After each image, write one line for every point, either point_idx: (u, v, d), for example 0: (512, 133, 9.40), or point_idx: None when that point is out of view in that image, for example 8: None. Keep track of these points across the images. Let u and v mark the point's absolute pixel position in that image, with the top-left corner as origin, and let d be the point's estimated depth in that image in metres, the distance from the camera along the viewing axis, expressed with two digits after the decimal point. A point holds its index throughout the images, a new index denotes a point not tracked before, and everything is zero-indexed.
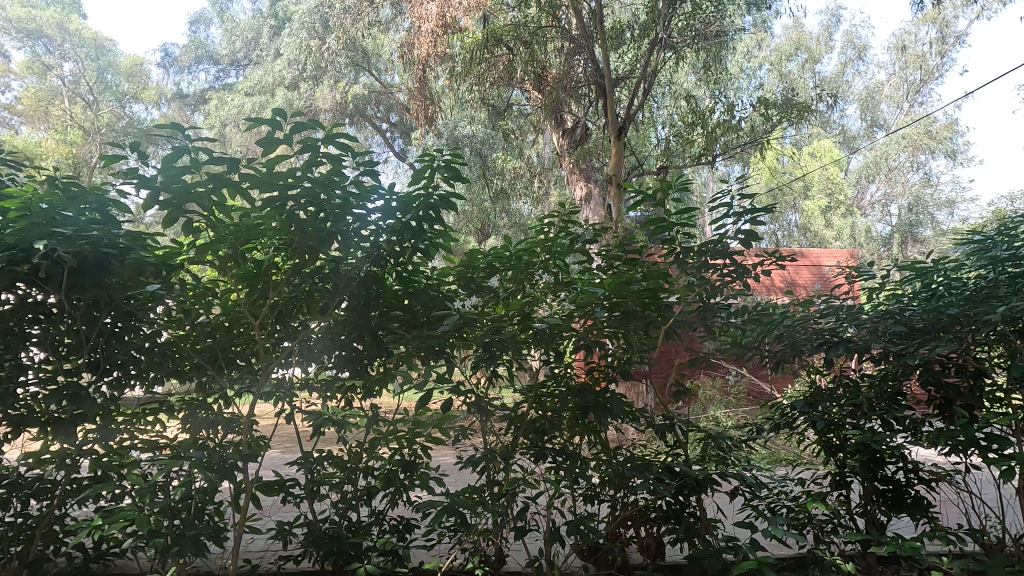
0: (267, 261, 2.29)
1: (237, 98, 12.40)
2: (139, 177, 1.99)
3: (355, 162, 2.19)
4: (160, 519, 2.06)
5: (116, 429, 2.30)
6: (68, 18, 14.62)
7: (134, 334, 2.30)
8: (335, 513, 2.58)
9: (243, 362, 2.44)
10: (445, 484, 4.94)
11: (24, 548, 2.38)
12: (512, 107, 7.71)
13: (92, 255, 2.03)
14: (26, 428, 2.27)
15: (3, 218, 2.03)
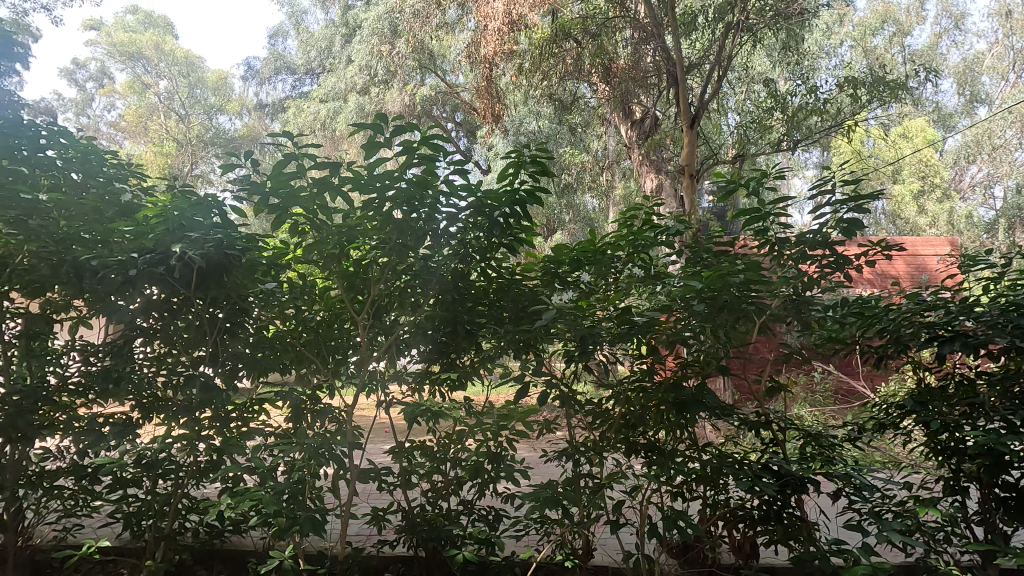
0: (364, 259, 2.41)
1: (312, 104, 13.02)
2: (251, 182, 2.15)
3: (447, 162, 2.26)
4: (282, 501, 2.20)
5: (230, 418, 2.52)
6: (163, 39, 15.79)
7: (244, 330, 2.43)
8: (427, 501, 2.67)
9: (341, 355, 2.59)
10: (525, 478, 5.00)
11: (155, 522, 2.57)
12: (579, 100, 7.63)
13: (216, 255, 2.21)
14: (156, 414, 2.50)
15: (144, 224, 2.26)
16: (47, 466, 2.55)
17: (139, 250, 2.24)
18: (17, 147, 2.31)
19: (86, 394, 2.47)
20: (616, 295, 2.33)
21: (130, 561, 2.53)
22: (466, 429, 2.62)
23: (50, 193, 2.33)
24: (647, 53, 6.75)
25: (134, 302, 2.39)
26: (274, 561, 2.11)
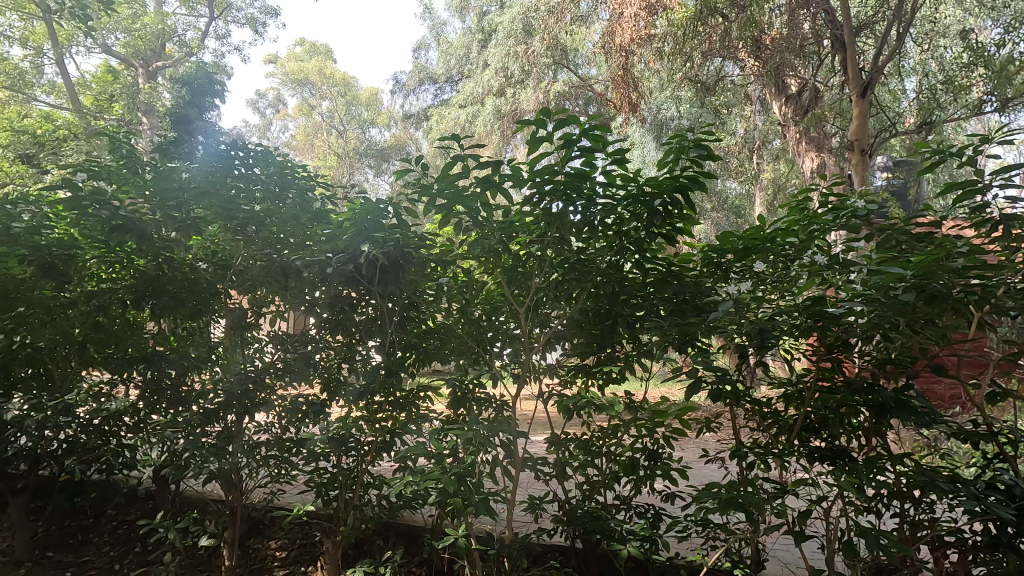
0: (523, 254, 2.47)
1: (452, 111, 13.71)
2: (422, 184, 2.30)
3: (607, 152, 2.22)
4: (458, 483, 2.29)
5: (403, 403, 2.77)
6: (324, 64, 17.75)
7: (415, 323, 2.71)
8: (584, 495, 2.65)
9: (497, 348, 2.70)
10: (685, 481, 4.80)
11: (343, 493, 2.87)
12: (725, 79, 7.10)
13: (395, 253, 2.43)
14: (339, 397, 2.78)
15: (336, 228, 2.57)
16: (256, 437, 2.90)
17: (332, 251, 2.54)
18: (234, 165, 2.64)
19: (284, 378, 2.77)
20: (808, 284, 2.07)
21: (326, 526, 2.86)
22: (620, 424, 2.55)
23: (262, 205, 2.65)
24: (805, 18, 6.05)
25: (317, 295, 2.68)
26: (450, 538, 2.29)
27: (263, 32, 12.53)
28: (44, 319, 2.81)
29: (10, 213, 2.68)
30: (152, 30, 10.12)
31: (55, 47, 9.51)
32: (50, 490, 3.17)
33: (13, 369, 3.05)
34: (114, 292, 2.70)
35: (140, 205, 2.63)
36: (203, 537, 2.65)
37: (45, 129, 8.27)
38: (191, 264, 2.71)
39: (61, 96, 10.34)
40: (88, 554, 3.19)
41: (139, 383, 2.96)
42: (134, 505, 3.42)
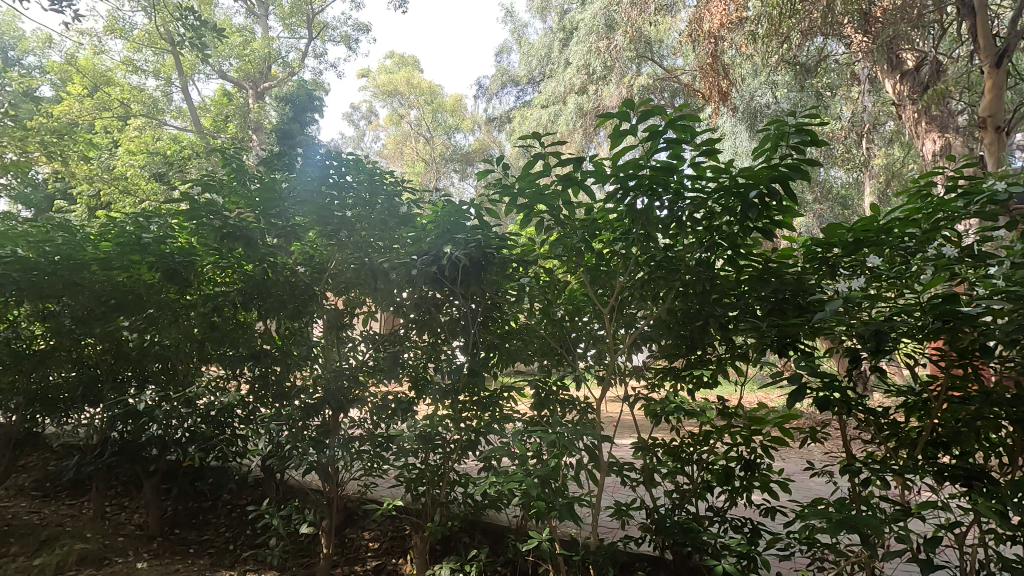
0: (606, 253, 2.40)
1: (534, 111, 13.76)
2: (503, 184, 2.30)
3: (695, 143, 2.09)
4: (541, 487, 2.24)
5: (487, 403, 2.79)
6: (412, 75, 18.35)
7: (498, 324, 2.74)
8: (674, 504, 2.53)
9: (580, 349, 2.66)
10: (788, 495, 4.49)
11: (430, 490, 2.94)
12: (828, 59, 6.55)
13: (477, 253, 2.48)
14: (427, 396, 2.86)
15: (421, 230, 2.65)
16: (350, 432, 3.00)
17: (417, 253, 2.63)
18: (328, 174, 2.79)
19: (375, 375, 2.89)
20: (935, 280, 1.81)
21: (415, 521, 2.94)
22: (713, 431, 2.40)
23: (353, 209, 2.79)
24: None
25: (403, 296, 2.77)
26: (534, 541, 2.25)
27: (357, 48, 13.26)
28: (171, 319, 3.16)
29: (143, 225, 3.04)
30: (259, 54, 11.06)
31: (181, 76, 10.65)
32: (177, 474, 3.53)
33: (147, 364, 3.42)
34: (226, 295, 2.98)
35: (247, 214, 2.85)
36: (304, 524, 2.81)
37: (174, 150, 9.29)
38: (291, 270, 2.90)
39: (186, 119, 11.56)
40: (208, 533, 3.51)
41: (249, 378, 3.23)
42: (246, 491, 3.73)
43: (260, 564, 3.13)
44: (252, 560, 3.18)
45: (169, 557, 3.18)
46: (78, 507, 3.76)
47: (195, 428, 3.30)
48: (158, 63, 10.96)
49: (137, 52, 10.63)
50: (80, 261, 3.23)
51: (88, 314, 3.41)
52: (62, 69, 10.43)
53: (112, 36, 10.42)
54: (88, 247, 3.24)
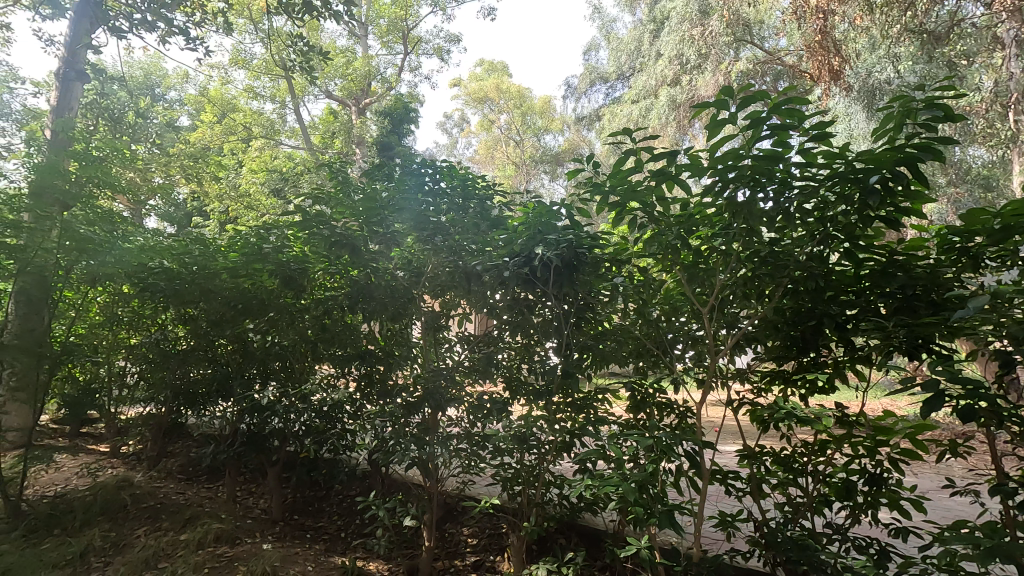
0: (704, 249, 2.28)
1: (624, 107, 13.49)
2: (594, 183, 2.25)
3: (803, 128, 1.93)
4: (640, 493, 2.13)
5: (581, 405, 2.79)
6: (501, 80, 18.53)
7: (591, 325, 2.71)
8: (786, 518, 2.34)
9: (678, 350, 2.56)
10: (922, 514, 4.02)
11: (526, 490, 2.95)
12: (963, 22, 5.79)
13: (568, 253, 2.46)
14: (520, 396, 2.94)
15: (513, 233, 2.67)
16: (449, 429, 3.11)
17: (510, 255, 2.66)
18: (424, 182, 2.91)
19: (472, 375, 2.96)
20: None
21: (513, 520, 2.96)
22: (830, 440, 2.19)
23: (448, 215, 2.89)
24: None
25: (496, 298, 2.82)
26: (632, 548, 2.17)
27: (449, 58, 13.75)
28: (288, 321, 3.51)
29: (263, 236, 3.43)
30: (361, 73, 11.81)
31: (293, 98, 11.59)
32: (295, 464, 3.83)
33: (269, 362, 3.76)
34: (334, 299, 3.21)
35: (351, 223, 3.04)
36: (407, 517, 2.93)
37: (289, 167, 10.16)
38: (392, 273, 3.03)
39: (299, 138, 12.58)
40: (322, 520, 3.80)
41: (355, 376, 3.44)
42: (354, 482, 3.99)
43: (368, 552, 3.32)
44: (361, 548, 3.39)
45: (289, 540, 3.47)
46: (214, 490, 4.22)
47: (310, 422, 3.55)
48: (274, 87, 12.01)
49: (257, 81, 11.77)
50: (213, 270, 3.70)
51: (221, 318, 3.82)
52: (196, 100, 11.75)
53: (236, 66, 11.58)
54: (220, 259, 3.71)
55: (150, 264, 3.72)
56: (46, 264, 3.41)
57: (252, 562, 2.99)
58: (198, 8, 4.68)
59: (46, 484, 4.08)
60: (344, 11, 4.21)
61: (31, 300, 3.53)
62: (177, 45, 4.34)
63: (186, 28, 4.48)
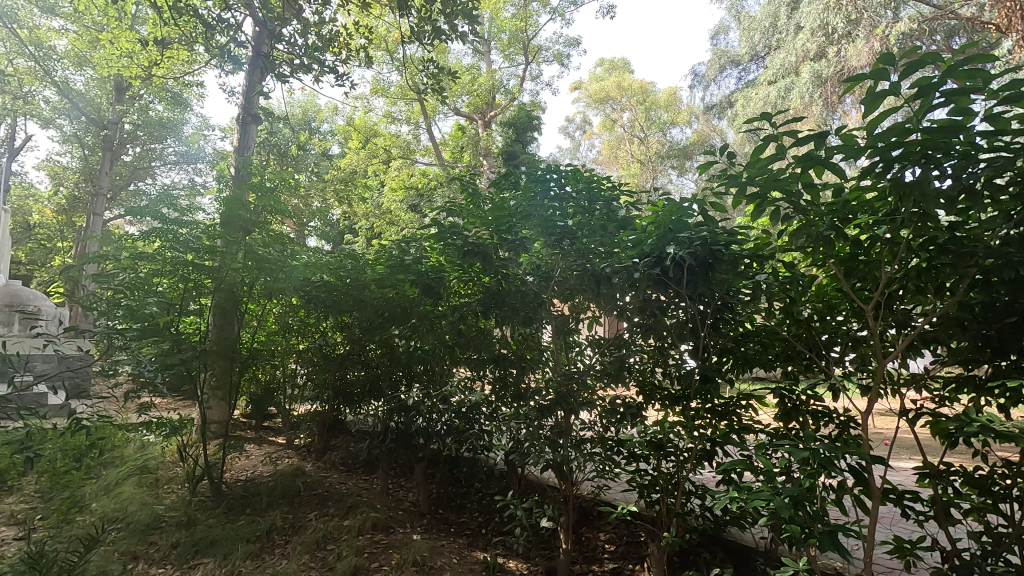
0: (864, 238, 2.03)
1: (760, 89, 12.53)
2: (730, 176, 2.11)
3: (991, 90, 1.63)
4: (794, 509, 1.93)
5: (723, 411, 2.64)
6: (622, 78, 18.05)
7: (730, 326, 2.56)
8: (984, 551, 1.97)
9: (835, 352, 2.32)
10: None
11: (664, 498, 2.84)
12: None
13: (703, 251, 2.34)
14: (656, 400, 2.86)
15: (642, 233, 2.60)
16: (583, 433, 3.11)
17: (639, 256, 2.59)
18: (550, 188, 2.95)
19: (603, 379, 2.93)
20: None
21: (653, 530, 2.85)
22: None
23: (574, 219, 2.89)
24: None
25: (625, 300, 2.76)
26: (787, 569, 1.98)
27: (569, 63, 13.82)
28: (428, 327, 3.78)
29: (404, 249, 3.73)
30: (485, 87, 12.33)
31: (426, 118, 12.41)
32: (439, 461, 4.07)
33: (413, 365, 4.05)
34: (468, 305, 3.39)
35: (483, 231, 3.17)
36: (544, 519, 2.97)
37: (423, 183, 10.90)
38: (521, 278, 3.11)
39: (431, 155, 13.43)
40: (464, 516, 3.99)
41: (490, 379, 3.59)
42: (493, 481, 4.15)
43: (508, 551, 3.42)
44: (501, 546, 3.50)
45: (436, 533, 3.69)
46: (370, 482, 4.64)
47: (451, 421, 3.77)
48: (408, 110, 12.96)
49: (393, 106, 12.82)
50: (364, 281, 4.09)
51: (371, 324, 4.19)
52: (344, 130, 13.07)
53: (376, 95, 12.69)
54: (368, 271, 4.08)
55: (313, 278, 4.22)
56: (234, 283, 4.05)
57: (404, 551, 3.23)
58: (343, 47, 5.21)
59: (239, 470, 4.79)
60: (469, 30, 4.41)
61: (225, 311, 4.19)
62: (327, 82, 4.86)
63: (334, 66, 5.01)
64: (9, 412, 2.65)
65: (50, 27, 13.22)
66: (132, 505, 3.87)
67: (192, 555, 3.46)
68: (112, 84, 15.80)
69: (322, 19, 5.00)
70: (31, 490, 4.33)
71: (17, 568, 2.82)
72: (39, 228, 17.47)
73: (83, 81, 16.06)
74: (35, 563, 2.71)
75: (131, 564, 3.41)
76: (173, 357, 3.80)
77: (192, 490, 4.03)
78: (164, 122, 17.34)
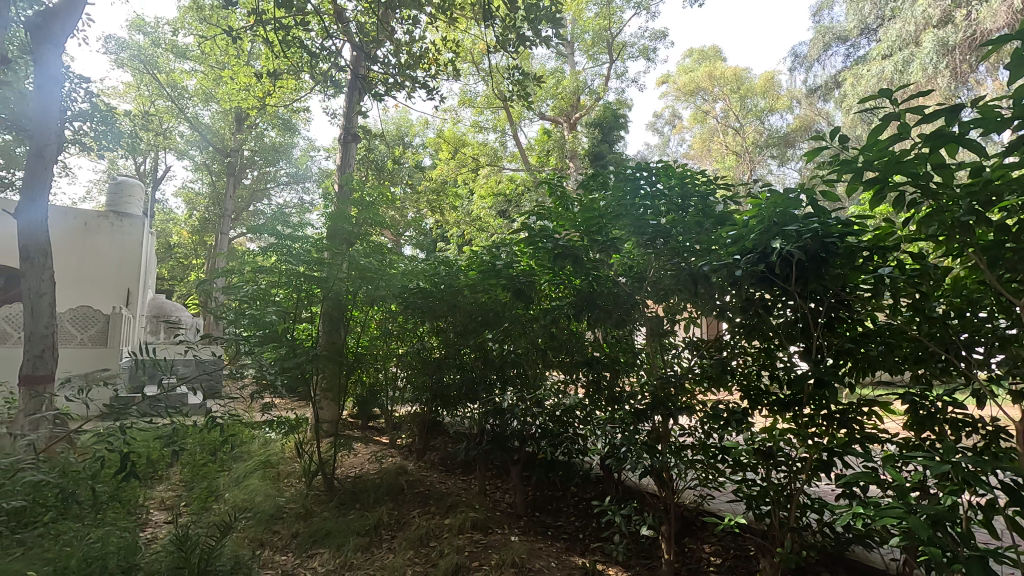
0: (1013, 222, 1.77)
1: (872, 66, 11.54)
2: (842, 162, 1.93)
3: None
4: (932, 529, 1.71)
5: (842, 418, 2.41)
6: (714, 67, 17.18)
7: (846, 327, 2.35)
8: None
9: (978, 353, 2.04)
10: None
11: (775, 511, 2.64)
12: None
13: (814, 245, 2.17)
14: (763, 406, 2.68)
15: (744, 228, 2.45)
16: (682, 439, 3.00)
17: (740, 252, 2.44)
18: (640, 186, 2.87)
19: (702, 383, 2.80)
20: None
21: (765, 544, 2.67)
22: None
23: (668, 216, 2.79)
24: None
25: (725, 300, 2.63)
26: None
27: (656, 57, 13.47)
28: (521, 330, 3.82)
29: (495, 254, 3.81)
30: (570, 89, 12.26)
31: (512, 125, 12.66)
32: (534, 464, 4.08)
33: (506, 369, 4.10)
34: (560, 308, 3.39)
35: (573, 234, 3.16)
36: (644, 526, 2.87)
37: (511, 189, 11.11)
38: (614, 280, 3.06)
39: (519, 161, 13.66)
40: (561, 519, 3.98)
41: (584, 382, 3.55)
42: (588, 486, 4.10)
43: (607, 557, 3.36)
44: (599, 551, 3.45)
45: (533, 535, 3.72)
46: (468, 482, 4.77)
47: (545, 424, 3.78)
48: (495, 118, 13.25)
49: (481, 116, 13.17)
50: (458, 287, 4.22)
51: (465, 328, 4.34)
52: (435, 142, 13.59)
53: (464, 106, 13.10)
54: (462, 277, 4.20)
55: (410, 284, 4.41)
56: (339, 292, 4.36)
57: (503, 552, 3.28)
58: (433, 62, 5.43)
59: (349, 467, 5.12)
60: (553, 34, 4.42)
61: (333, 318, 4.56)
62: (420, 97, 5.09)
63: (425, 81, 5.23)
64: (159, 409, 3.01)
65: (183, 70, 14.98)
66: (259, 496, 4.26)
67: (310, 544, 3.74)
68: (234, 115, 17.62)
69: (413, 38, 5.25)
70: (177, 479, 4.90)
71: (167, 548, 3.19)
72: (178, 247, 19.82)
73: (210, 115, 18.02)
74: (180, 544, 3.05)
75: (258, 549, 3.75)
76: (289, 361, 4.20)
77: (308, 484, 4.36)
78: (277, 147, 19.04)
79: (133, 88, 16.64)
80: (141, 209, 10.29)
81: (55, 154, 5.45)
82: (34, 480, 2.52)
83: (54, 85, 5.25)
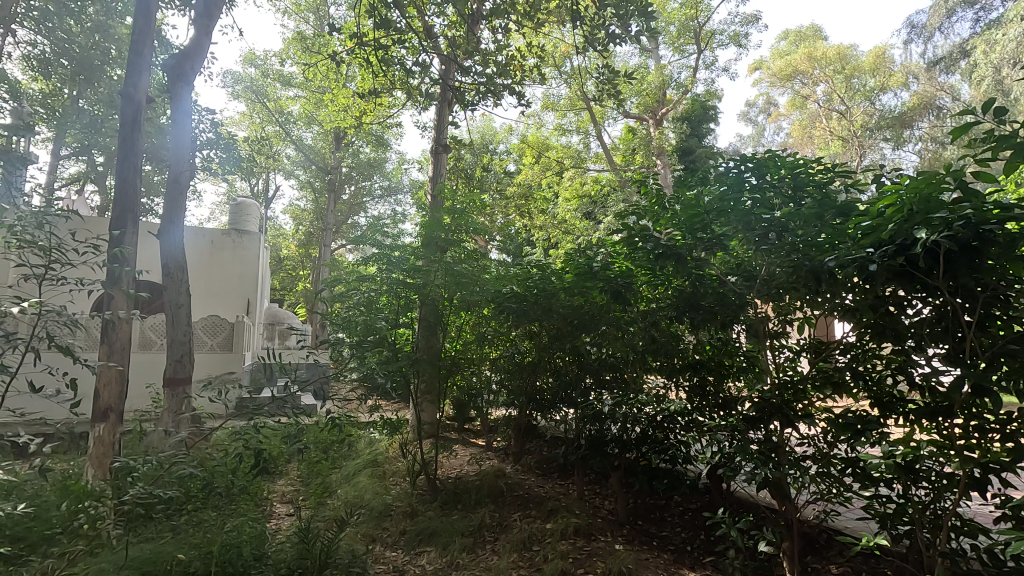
0: None
1: (1007, 29, 10.26)
2: (1001, 137, 1.68)
3: None
4: None
5: (1003, 430, 2.09)
6: (813, 47, 15.93)
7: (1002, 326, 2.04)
8: None
9: None
10: None
11: (917, 534, 2.36)
12: None
13: (963, 233, 1.92)
14: (897, 415, 2.40)
15: (877, 219, 2.22)
16: (802, 450, 2.77)
17: (872, 246, 2.21)
18: (749, 180, 2.72)
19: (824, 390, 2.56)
20: None
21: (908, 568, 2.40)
22: None
23: (783, 210, 2.61)
24: None
25: (849, 299, 2.41)
26: None
27: (747, 43, 12.77)
28: (620, 332, 3.72)
29: (591, 256, 3.76)
30: (654, 85, 11.88)
31: (596, 125, 12.54)
32: (635, 471, 3.95)
33: (604, 372, 4.04)
34: (661, 309, 3.28)
35: (675, 232, 3.03)
36: (763, 541, 2.69)
37: (598, 189, 11.06)
38: (721, 279, 2.91)
39: (603, 161, 13.52)
40: (666, 530, 3.82)
41: (688, 387, 3.41)
42: (694, 496, 3.93)
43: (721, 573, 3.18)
44: (712, 566, 3.28)
45: (638, 544, 3.61)
46: (566, 487, 4.73)
47: (645, 431, 3.67)
48: (578, 120, 13.13)
49: (564, 118, 13.16)
50: (552, 290, 4.20)
51: (560, 332, 4.26)
52: (519, 147, 13.72)
53: (546, 110, 13.13)
54: (557, 280, 4.17)
55: (505, 288, 4.47)
56: (436, 297, 4.52)
57: (609, 560, 3.21)
58: (518, 68, 5.45)
59: (448, 468, 5.27)
60: (642, 27, 4.30)
61: (430, 323, 4.64)
62: (508, 103, 5.15)
63: (513, 87, 5.27)
64: (286, 409, 3.25)
65: (289, 95, 16.26)
66: (368, 494, 4.48)
67: (417, 542, 3.87)
68: (333, 135, 18.90)
69: (499, 46, 5.31)
70: (295, 474, 5.29)
71: (291, 540, 3.41)
72: (287, 260, 21.56)
73: (311, 136, 19.46)
74: (304, 536, 3.25)
75: (371, 544, 3.94)
76: (392, 364, 4.39)
77: (413, 484, 4.53)
78: (372, 162, 20.19)
79: (246, 117, 18.37)
80: (257, 226, 11.26)
81: (188, 179, 6.08)
82: (186, 472, 2.81)
83: (186, 118, 5.86)
